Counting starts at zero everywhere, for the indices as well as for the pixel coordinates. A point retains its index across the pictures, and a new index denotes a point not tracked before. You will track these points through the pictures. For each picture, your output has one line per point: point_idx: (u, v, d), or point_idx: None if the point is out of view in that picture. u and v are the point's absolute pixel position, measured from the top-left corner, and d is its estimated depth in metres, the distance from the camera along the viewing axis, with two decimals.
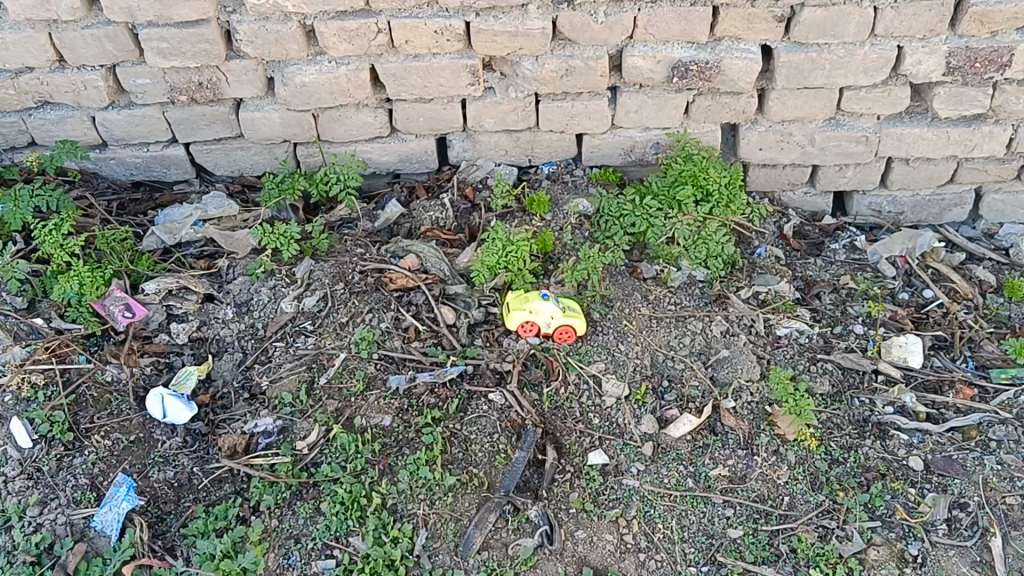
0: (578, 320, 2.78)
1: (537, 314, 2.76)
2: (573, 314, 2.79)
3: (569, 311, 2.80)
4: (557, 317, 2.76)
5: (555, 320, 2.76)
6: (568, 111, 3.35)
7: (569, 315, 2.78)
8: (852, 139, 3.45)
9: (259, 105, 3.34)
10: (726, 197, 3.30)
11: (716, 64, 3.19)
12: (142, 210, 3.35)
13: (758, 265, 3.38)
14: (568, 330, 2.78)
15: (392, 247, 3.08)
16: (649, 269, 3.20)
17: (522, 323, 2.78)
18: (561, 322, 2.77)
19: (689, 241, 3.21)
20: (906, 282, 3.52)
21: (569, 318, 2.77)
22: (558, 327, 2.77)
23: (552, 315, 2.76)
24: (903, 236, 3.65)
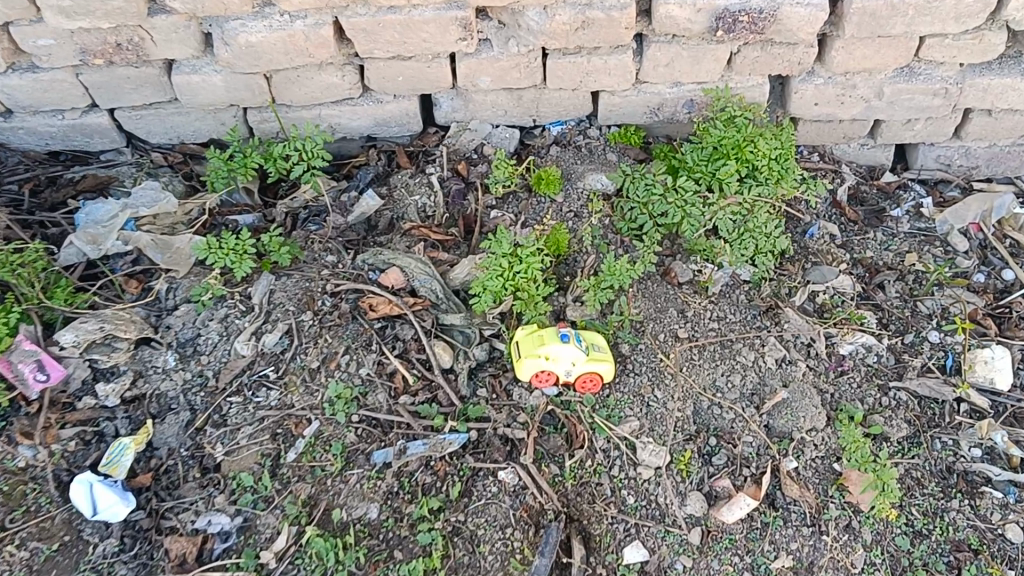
0: (605, 365, 2.23)
1: (554, 360, 2.22)
2: (598, 358, 2.24)
3: (593, 353, 2.25)
4: (579, 364, 2.22)
5: (576, 367, 2.22)
6: (582, 68, 2.69)
7: (594, 359, 2.23)
8: (928, 92, 2.82)
9: (195, 65, 2.66)
10: (776, 174, 2.64)
11: (773, 12, 2.52)
12: (61, 200, 2.73)
13: (810, 251, 2.82)
14: (593, 378, 2.24)
15: (373, 258, 2.50)
16: (684, 270, 2.63)
17: (535, 372, 2.23)
18: (585, 369, 2.23)
19: (732, 235, 2.62)
20: (981, 257, 2.96)
21: (594, 364, 2.23)
22: (580, 375, 2.23)
23: (572, 362, 2.22)
24: (977, 198, 3.07)
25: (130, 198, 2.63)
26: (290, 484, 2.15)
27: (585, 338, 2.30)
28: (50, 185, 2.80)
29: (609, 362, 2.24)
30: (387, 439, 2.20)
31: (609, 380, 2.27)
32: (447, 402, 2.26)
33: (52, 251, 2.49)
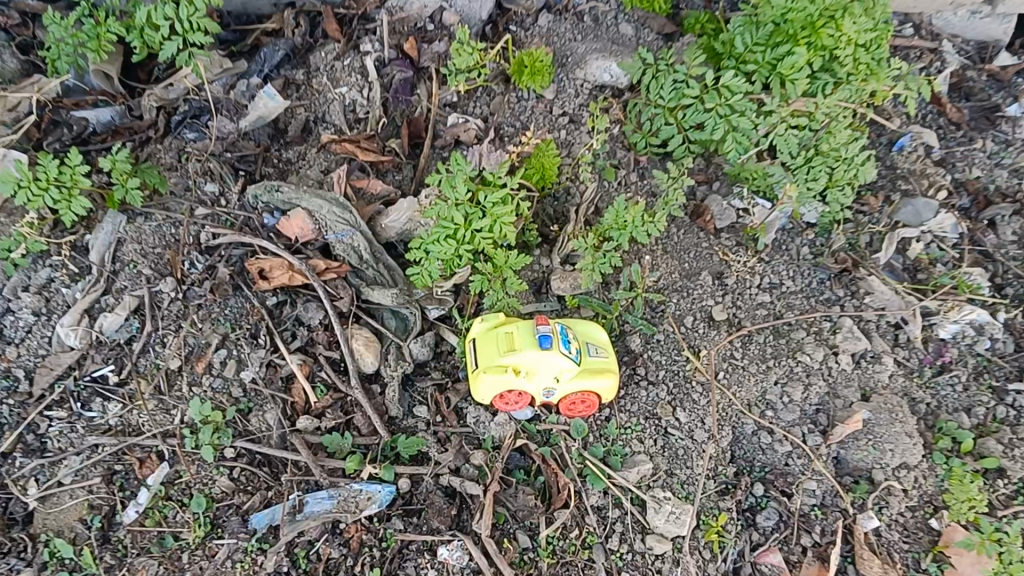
0: (608, 381, 1.49)
1: (530, 377, 1.46)
2: (596, 370, 1.50)
3: (589, 360, 1.50)
4: (568, 381, 1.47)
5: (563, 386, 1.48)
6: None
7: (590, 372, 1.49)
8: None
9: None
10: (867, 67, 1.74)
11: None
12: None
13: (900, 173, 2.00)
14: (587, 399, 1.50)
15: (267, 194, 1.68)
16: (724, 208, 1.85)
17: (501, 392, 1.49)
18: (576, 389, 1.48)
19: (797, 157, 1.81)
20: None
21: (591, 381, 1.48)
22: (569, 395, 1.50)
23: (557, 379, 1.47)
24: None
25: None
26: (127, 561, 1.44)
27: (576, 333, 1.54)
28: None
29: (613, 375, 1.50)
30: (276, 490, 1.49)
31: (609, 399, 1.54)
32: (368, 428, 1.53)
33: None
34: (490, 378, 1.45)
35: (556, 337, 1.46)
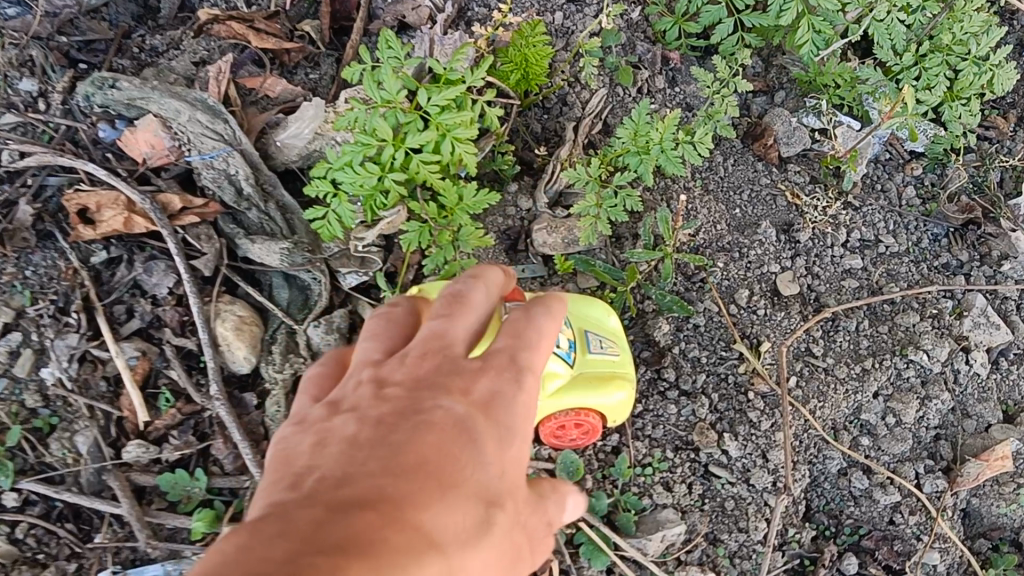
0: (618, 396, 0.91)
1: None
2: (598, 379, 0.91)
3: (586, 360, 0.91)
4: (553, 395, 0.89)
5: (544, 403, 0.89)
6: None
7: (588, 381, 0.90)
8: None
9: None
10: None
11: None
12: None
13: None
14: (583, 421, 0.93)
15: (101, 91, 1.09)
16: (788, 127, 1.21)
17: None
18: (566, 407, 0.90)
19: (903, 53, 1.21)
20: None
21: (590, 396, 0.90)
22: (554, 416, 0.91)
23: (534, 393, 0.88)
24: None
25: None
26: None
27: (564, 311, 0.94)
28: None
29: (624, 386, 0.92)
30: (82, 564, 0.95)
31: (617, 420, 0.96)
32: (235, 463, 0.99)
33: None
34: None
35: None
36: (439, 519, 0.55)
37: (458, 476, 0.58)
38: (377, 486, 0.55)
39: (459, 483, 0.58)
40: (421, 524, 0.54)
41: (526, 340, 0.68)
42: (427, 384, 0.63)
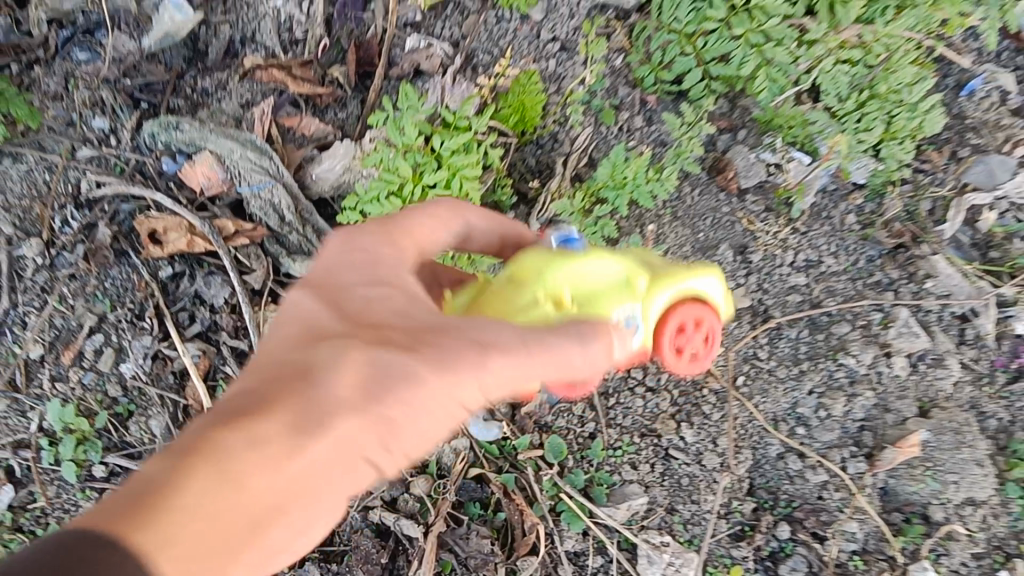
0: (713, 275, 0.94)
1: (592, 305, 0.87)
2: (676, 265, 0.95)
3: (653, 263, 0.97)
4: (649, 292, 0.90)
5: (649, 313, 0.90)
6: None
7: (673, 267, 0.93)
8: None
9: None
10: None
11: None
12: None
13: (971, 124, 1.46)
14: (701, 318, 0.93)
15: (165, 130, 1.31)
16: (748, 161, 1.44)
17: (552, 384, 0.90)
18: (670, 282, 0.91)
19: (849, 99, 1.40)
20: None
21: (683, 280, 0.92)
22: (666, 322, 0.91)
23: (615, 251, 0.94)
24: None
25: None
26: None
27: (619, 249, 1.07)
28: None
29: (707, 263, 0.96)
30: None
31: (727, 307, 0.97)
32: None
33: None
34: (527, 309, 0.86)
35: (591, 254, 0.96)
36: (317, 392, 0.77)
37: (319, 360, 0.79)
38: (249, 398, 0.77)
39: (322, 359, 0.79)
40: (299, 403, 0.76)
41: (375, 252, 0.89)
42: (297, 309, 0.85)
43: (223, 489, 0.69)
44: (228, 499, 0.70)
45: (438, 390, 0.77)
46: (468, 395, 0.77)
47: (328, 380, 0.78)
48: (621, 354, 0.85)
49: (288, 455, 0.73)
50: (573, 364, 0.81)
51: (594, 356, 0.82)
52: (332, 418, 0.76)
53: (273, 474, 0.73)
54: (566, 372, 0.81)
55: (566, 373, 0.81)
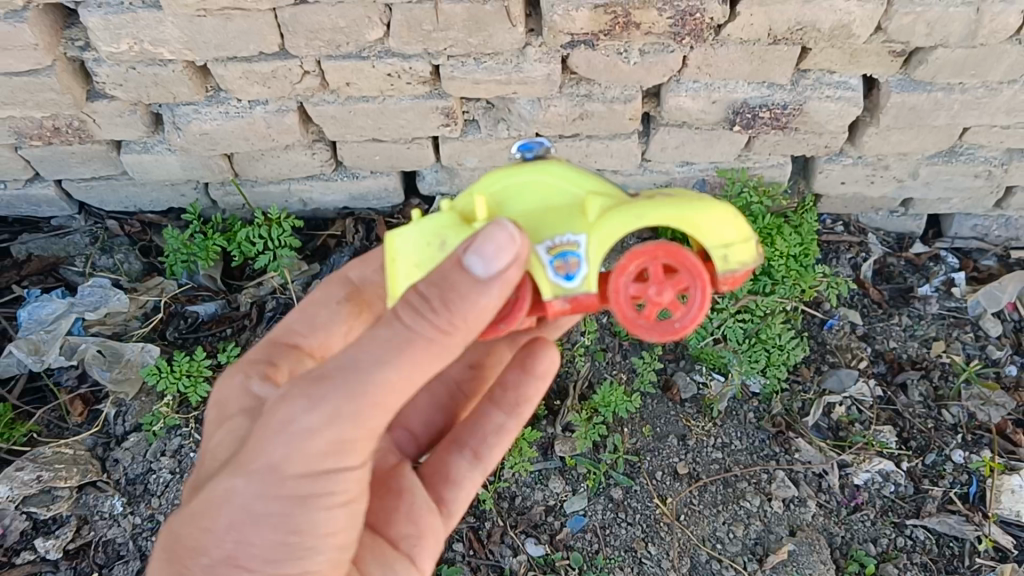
0: (699, 210, 1.28)
1: (536, 236, 1.28)
2: (669, 200, 1.29)
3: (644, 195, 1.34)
4: (596, 222, 1.27)
5: (590, 237, 1.26)
6: (571, 115, 2.21)
7: (675, 202, 1.29)
8: (969, 173, 2.50)
9: (147, 144, 2.38)
10: (796, 275, 2.38)
11: (806, 21, 1.94)
12: (4, 285, 2.50)
13: (828, 350, 2.54)
14: (672, 259, 1.26)
15: None
16: (688, 383, 2.42)
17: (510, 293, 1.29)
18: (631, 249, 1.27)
19: (744, 342, 2.37)
20: (1015, 348, 2.61)
21: (674, 212, 1.27)
22: (627, 270, 1.27)
23: (562, 168, 1.34)
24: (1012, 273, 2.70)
25: (78, 295, 2.41)
26: None
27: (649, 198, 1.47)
28: None
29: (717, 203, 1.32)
30: None
31: (740, 264, 1.30)
32: None
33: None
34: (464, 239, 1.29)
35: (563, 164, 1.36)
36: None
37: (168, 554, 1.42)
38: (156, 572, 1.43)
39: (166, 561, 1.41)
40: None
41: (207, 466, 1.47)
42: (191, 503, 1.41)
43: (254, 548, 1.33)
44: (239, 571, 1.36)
45: (260, 490, 1.29)
46: (322, 440, 1.26)
47: (229, 518, 1.32)
48: (509, 254, 1.18)
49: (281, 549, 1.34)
50: (472, 308, 1.22)
51: (491, 292, 1.21)
52: (242, 557, 1.35)
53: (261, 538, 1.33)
54: (389, 389, 1.26)
55: (410, 343, 1.24)
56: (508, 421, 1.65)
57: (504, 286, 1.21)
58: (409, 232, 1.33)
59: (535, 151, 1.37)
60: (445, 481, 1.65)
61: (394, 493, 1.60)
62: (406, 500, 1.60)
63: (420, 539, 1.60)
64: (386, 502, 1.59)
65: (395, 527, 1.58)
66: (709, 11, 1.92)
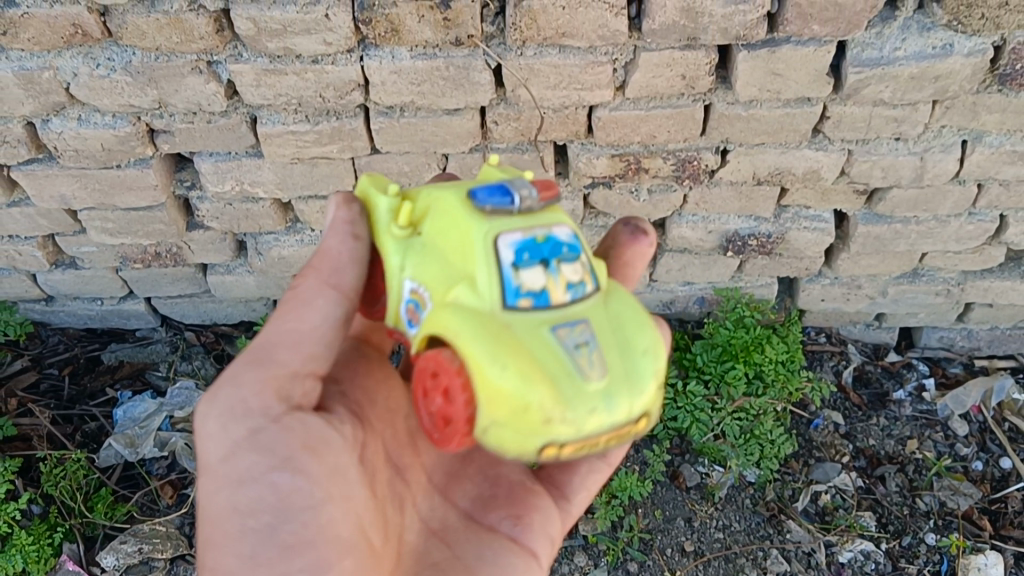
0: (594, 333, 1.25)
1: (417, 272, 1.38)
2: (505, 342, 1.22)
3: (559, 300, 1.27)
4: (452, 309, 1.27)
5: (439, 313, 1.29)
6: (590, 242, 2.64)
7: (498, 356, 1.20)
8: (931, 291, 2.90)
9: (229, 266, 2.81)
10: (783, 378, 2.78)
11: (783, 166, 2.36)
12: (99, 387, 2.88)
13: (815, 446, 2.91)
14: None
15: None
16: (693, 473, 2.80)
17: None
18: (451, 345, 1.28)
19: (740, 437, 2.75)
20: (980, 444, 2.95)
21: (483, 372, 1.21)
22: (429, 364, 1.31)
23: (484, 228, 1.30)
24: (975, 380, 3.08)
25: (167, 396, 2.80)
26: None
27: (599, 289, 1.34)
28: (88, 370, 2.95)
29: (545, 389, 1.18)
30: None
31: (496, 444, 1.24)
32: None
33: (28, 451, 2.62)
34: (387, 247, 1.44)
35: (505, 215, 1.33)
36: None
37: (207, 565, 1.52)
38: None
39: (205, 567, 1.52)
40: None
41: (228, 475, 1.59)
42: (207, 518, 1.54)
43: (245, 537, 1.45)
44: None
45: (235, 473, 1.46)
46: (250, 398, 1.42)
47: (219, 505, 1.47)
48: (337, 215, 1.49)
49: (267, 518, 1.44)
50: (336, 256, 1.47)
51: (341, 237, 1.48)
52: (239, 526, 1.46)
53: (250, 518, 1.44)
54: (298, 334, 1.46)
55: (319, 305, 1.47)
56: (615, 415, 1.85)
57: (353, 236, 1.48)
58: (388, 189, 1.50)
59: (487, 195, 1.33)
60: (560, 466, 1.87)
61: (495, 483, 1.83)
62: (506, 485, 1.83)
63: (520, 518, 1.79)
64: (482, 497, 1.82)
65: (490, 512, 1.80)
66: (704, 159, 2.33)
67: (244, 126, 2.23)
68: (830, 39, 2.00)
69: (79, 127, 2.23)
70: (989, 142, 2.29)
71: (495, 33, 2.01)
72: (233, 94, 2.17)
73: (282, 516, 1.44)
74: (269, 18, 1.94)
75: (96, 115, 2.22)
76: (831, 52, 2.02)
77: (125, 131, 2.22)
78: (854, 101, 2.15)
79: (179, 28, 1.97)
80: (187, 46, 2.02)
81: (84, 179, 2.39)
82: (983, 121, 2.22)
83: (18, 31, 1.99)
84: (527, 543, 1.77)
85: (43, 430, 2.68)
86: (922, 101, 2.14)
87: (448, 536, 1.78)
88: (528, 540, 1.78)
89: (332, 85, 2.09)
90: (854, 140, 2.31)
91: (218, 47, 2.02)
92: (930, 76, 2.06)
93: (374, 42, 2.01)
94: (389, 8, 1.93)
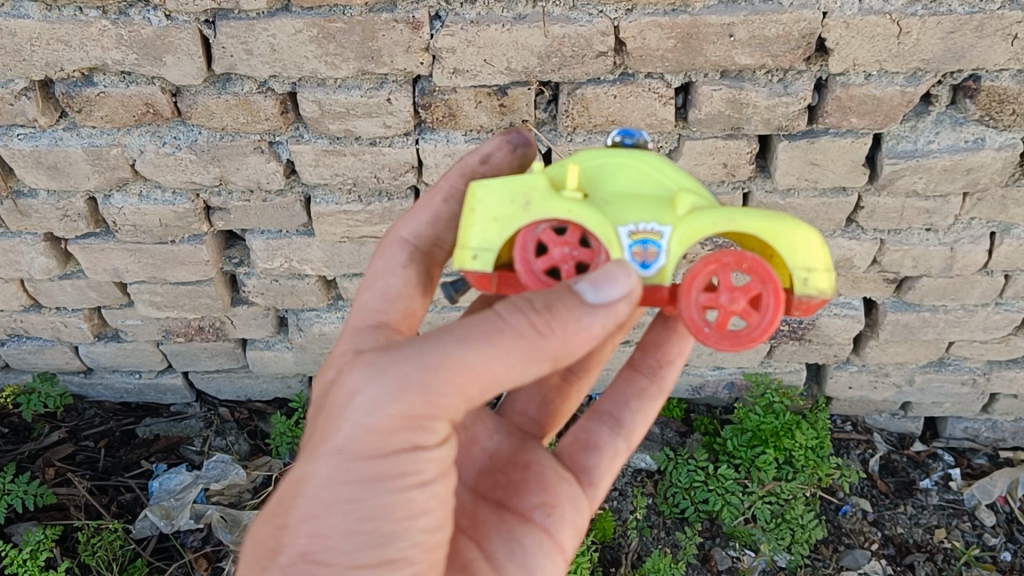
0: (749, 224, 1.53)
1: (620, 217, 1.35)
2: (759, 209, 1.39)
3: None
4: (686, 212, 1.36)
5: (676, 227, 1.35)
6: None
7: (776, 216, 1.36)
8: (957, 380, 2.94)
9: (269, 342, 2.85)
10: (813, 464, 2.81)
11: None
12: (134, 460, 2.89)
13: (843, 533, 2.91)
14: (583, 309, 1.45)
15: None
16: (724, 557, 2.80)
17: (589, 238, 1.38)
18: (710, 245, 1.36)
19: (771, 521, 2.75)
20: (1008, 534, 2.94)
21: (779, 226, 1.35)
22: (695, 282, 1.33)
23: (656, 158, 1.45)
24: (1002, 470, 3.08)
25: (203, 469, 2.82)
26: None
27: None
28: (124, 442, 2.97)
29: None
30: None
31: (818, 291, 1.36)
32: None
33: (65, 520, 2.65)
34: (548, 205, 1.34)
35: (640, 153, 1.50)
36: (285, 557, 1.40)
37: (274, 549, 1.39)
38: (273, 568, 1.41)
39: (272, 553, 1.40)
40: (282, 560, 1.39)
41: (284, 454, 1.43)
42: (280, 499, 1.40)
43: (346, 538, 1.35)
44: (321, 568, 1.37)
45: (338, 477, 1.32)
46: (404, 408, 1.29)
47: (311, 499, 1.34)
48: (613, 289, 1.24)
49: (371, 525, 1.35)
50: (572, 322, 1.26)
51: (596, 318, 1.26)
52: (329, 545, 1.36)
53: (368, 522, 1.34)
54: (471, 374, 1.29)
55: (499, 332, 1.28)
56: (650, 383, 1.85)
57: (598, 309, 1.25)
58: (494, 184, 1.38)
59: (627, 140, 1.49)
60: (584, 448, 1.81)
61: (516, 470, 1.76)
62: (534, 472, 1.75)
63: (551, 509, 1.71)
64: (507, 484, 1.74)
65: (523, 499, 1.72)
66: None
67: (298, 206, 2.31)
68: (867, 131, 2.09)
69: (139, 203, 2.32)
70: (1017, 234, 2.36)
71: (547, 120, 2.10)
72: (291, 173, 2.26)
73: (395, 535, 1.36)
74: (333, 101, 2.05)
75: (157, 192, 2.31)
76: (868, 143, 2.11)
77: (184, 207, 2.31)
78: (888, 192, 2.23)
79: (246, 109, 2.09)
80: (252, 126, 2.13)
81: (138, 253, 2.46)
82: (1011, 214, 2.30)
83: (92, 109, 2.12)
84: (556, 536, 1.71)
85: (80, 499, 2.71)
86: (953, 193, 2.22)
87: (476, 533, 1.69)
88: (558, 533, 1.71)
89: (387, 166, 2.18)
90: (887, 230, 2.38)
91: (282, 128, 2.13)
92: (963, 168, 2.14)
93: (430, 126, 2.11)
94: (448, 94, 2.03)
